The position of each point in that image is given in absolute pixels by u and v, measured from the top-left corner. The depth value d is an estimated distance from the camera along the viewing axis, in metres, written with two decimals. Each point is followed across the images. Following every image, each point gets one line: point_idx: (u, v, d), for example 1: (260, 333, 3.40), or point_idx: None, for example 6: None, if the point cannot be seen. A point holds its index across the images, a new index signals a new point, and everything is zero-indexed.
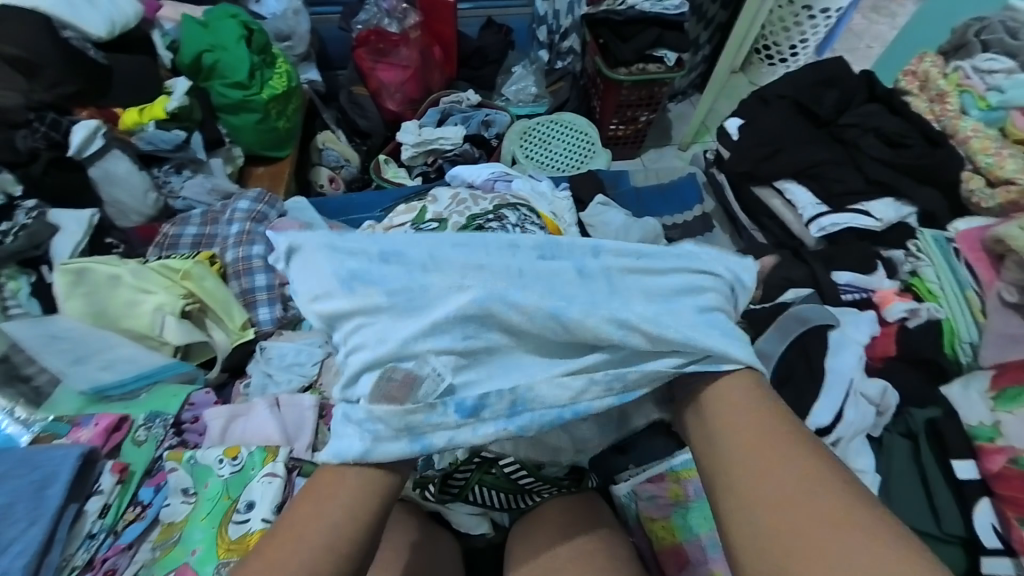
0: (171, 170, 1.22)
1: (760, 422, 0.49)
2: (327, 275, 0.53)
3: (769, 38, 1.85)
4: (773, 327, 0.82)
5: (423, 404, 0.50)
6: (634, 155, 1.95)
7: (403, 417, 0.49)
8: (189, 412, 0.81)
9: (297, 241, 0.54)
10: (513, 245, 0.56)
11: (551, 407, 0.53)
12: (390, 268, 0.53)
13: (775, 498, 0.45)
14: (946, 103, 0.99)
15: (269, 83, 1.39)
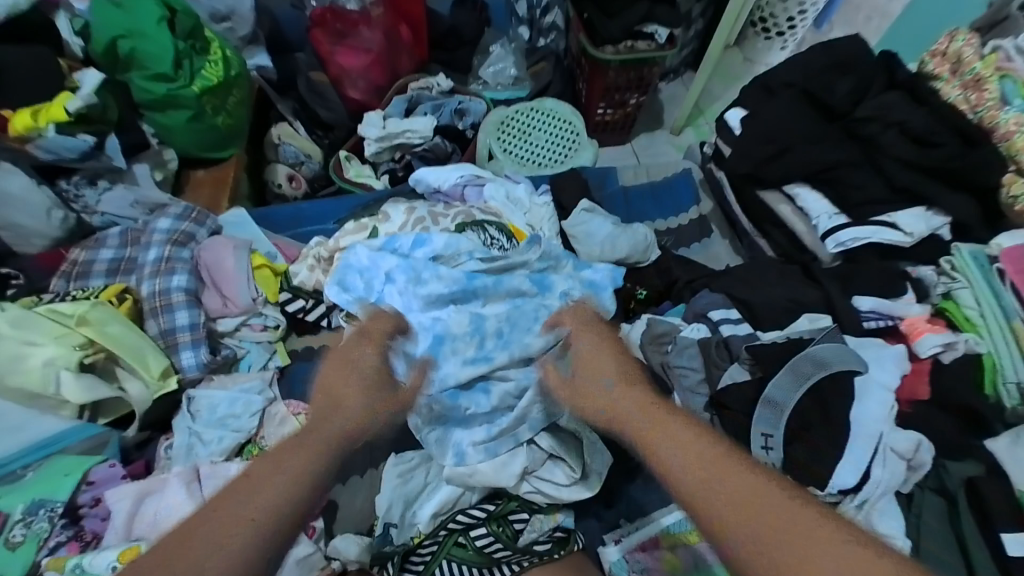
0: (83, 182, 1.06)
1: (631, 397, 0.59)
2: (379, 267, 0.78)
3: (765, 10, 1.69)
4: (784, 368, 0.71)
5: (398, 274, 0.77)
6: (623, 141, 1.79)
7: (386, 289, 0.77)
8: (87, 494, 0.67)
9: (361, 250, 0.80)
10: (469, 255, 0.81)
11: (459, 276, 0.78)
12: (419, 269, 0.78)
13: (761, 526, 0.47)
14: (982, 91, 0.84)
15: (201, 74, 1.20)
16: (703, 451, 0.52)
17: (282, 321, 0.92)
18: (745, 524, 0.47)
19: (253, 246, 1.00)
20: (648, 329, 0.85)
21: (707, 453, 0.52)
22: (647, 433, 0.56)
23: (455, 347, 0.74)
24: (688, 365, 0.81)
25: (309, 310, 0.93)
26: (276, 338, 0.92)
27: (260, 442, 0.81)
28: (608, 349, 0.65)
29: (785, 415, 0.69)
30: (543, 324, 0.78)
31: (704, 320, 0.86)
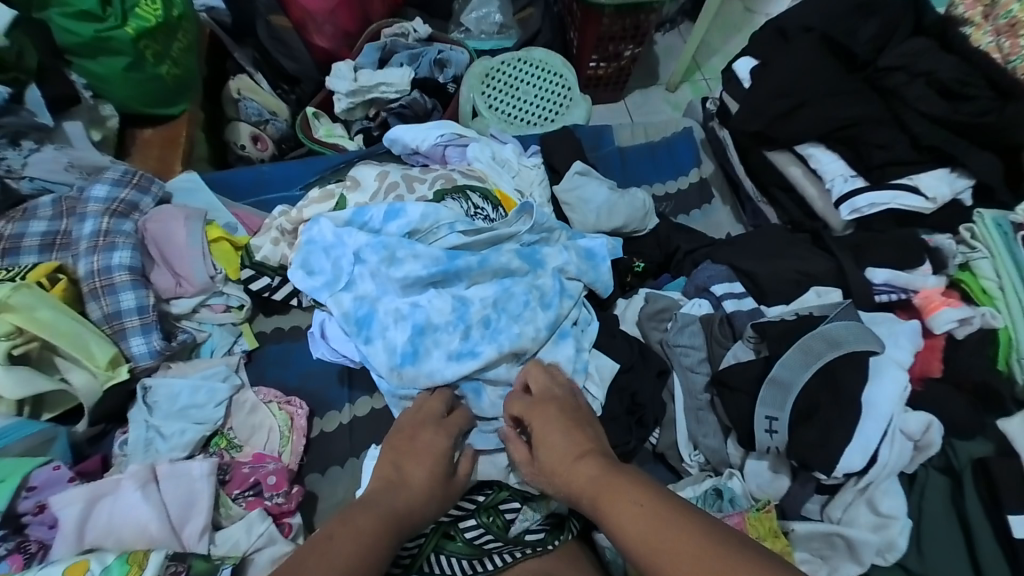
0: (3, 142, 0.92)
1: (580, 466, 0.55)
2: (346, 245, 0.69)
3: None
4: (794, 347, 0.67)
5: (369, 255, 0.68)
6: (616, 100, 1.66)
7: (357, 269, 0.68)
8: (28, 501, 0.60)
9: (328, 225, 0.70)
10: (450, 228, 0.72)
11: (439, 255, 0.69)
12: (392, 248, 0.68)
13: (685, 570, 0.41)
14: (1018, 36, 0.74)
15: (136, 11, 1.03)
16: (659, 511, 0.46)
17: (247, 301, 0.85)
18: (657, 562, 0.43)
19: (208, 216, 0.89)
20: (646, 304, 0.82)
21: (664, 514, 0.46)
22: (600, 501, 0.51)
23: (435, 332, 0.68)
24: (689, 343, 0.77)
25: (277, 288, 0.86)
26: (241, 319, 0.84)
27: (229, 434, 0.75)
28: (564, 419, 0.61)
29: (791, 394, 0.65)
30: (534, 307, 0.71)
31: (706, 295, 0.80)
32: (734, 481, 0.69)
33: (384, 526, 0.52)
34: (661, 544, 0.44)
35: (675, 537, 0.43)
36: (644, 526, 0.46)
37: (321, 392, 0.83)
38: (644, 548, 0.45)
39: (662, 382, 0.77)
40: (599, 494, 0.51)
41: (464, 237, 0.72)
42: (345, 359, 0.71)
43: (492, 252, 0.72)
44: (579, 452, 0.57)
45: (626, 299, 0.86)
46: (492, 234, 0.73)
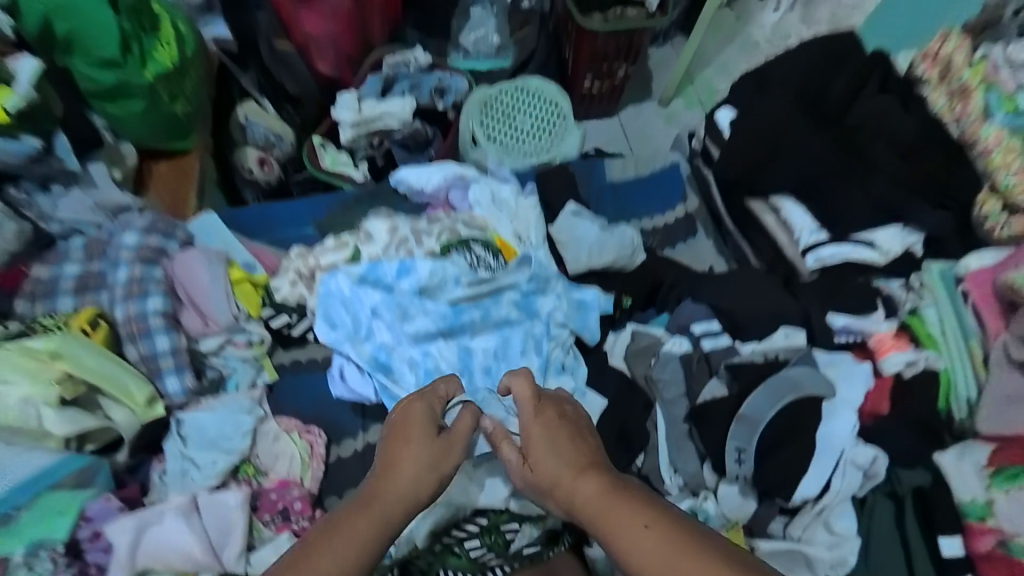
0: (34, 187, 0.99)
1: (585, 484, 0.55)
2: (363, 301, 0.79)
3: None
4: (762, 386, 0.77)
5: (384, 311, 0.78)
6: (611, 112, 1.72)
7: (373, 323, 0.79)
8: (85, 530, 0.70)
9: (346, 283, 0.79)
10: (455, 283, 0.81)
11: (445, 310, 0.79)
12: (404, 305, 0.78)
13: None
14: (967, 100, 0.84)
15: (154, 57, 1.10)
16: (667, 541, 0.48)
17: (266, 336, 0.92)
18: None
19: (228, 256, 0.96)
20: (633, 340, 0.89)
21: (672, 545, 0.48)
22: (602, 525, 0.52)
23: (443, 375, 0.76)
24: (670, 379, 0.84)
25: (295, 325, 0.93)
26: (261, 354, 0.91)
27: (257, 462, 0.83)
28: (561, 433, 0.61)
29: (757, 430, 0.75)
30: (530, 353, 0.81)
31: (686, 333, 0.88)
32: (708, 504, 0.77)
33: (382, 524, 0.54)
34: (672, 573, 0.46)
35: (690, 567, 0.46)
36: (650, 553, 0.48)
37: (334, 420, 0.90)
38: (655, 575, 0.47)
39: (648, 413, 0.85)
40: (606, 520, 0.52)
41: (467, 291, 0.80)
42: (360, 398, 0.79)
43: (492, 305, 0.81)
44: (578, 469, 0.57)
45: (614, 333, 0.93)
46: (493, 287, 0.82)
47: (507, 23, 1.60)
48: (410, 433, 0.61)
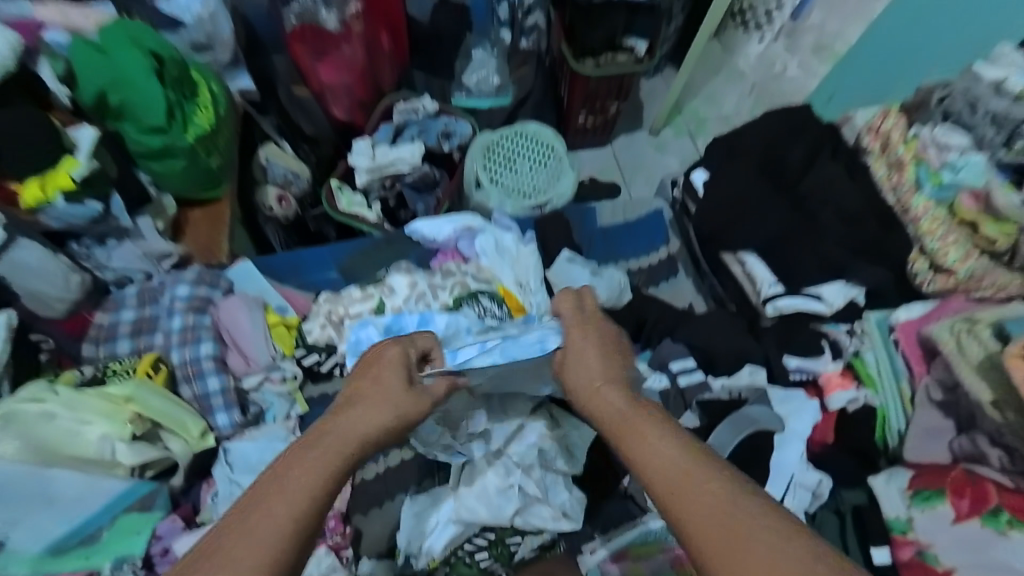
0: (92, 242, 1.12)
1: (614, 398, 0.64)
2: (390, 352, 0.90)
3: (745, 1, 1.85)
4: (727, 420, 0.90)
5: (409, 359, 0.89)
6: (605, 142, 1.86)
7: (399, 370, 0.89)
8: (156, 545, 0.83)
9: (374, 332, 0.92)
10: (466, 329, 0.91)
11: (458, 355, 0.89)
12: None
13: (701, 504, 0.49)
14: (902, 173, 0.99)
15: (194, 120, 1.22)
16: (679, 447, 0.55)
17: (298, 372, 1.03)
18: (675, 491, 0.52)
19: (264, 301, 1.08)
20: None
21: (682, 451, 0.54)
22: (622, 432, 0.60)
23: (458, 417, 0.88)
24: None
25: (323, 362, 1.04)
26: (293, 388, 1.03)
27: None
28: (598, 348, 0.71)
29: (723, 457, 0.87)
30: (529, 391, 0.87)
31: (666, 369, 1.00)
32: None
33: (353, 440, 0.60)
34: (681, 474, 0.52)
35: (696, 484, 0.51)
36: (660, 461, 0.54)
37: None
38: (663, 473, 0.53)
39: None
40: (626, 425, 0.59)
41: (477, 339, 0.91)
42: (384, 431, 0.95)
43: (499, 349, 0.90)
44: (603, 381, 0.67)
45: None
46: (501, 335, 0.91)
47: (506, 63, 1.72)
48: (377, 366, 0.68)
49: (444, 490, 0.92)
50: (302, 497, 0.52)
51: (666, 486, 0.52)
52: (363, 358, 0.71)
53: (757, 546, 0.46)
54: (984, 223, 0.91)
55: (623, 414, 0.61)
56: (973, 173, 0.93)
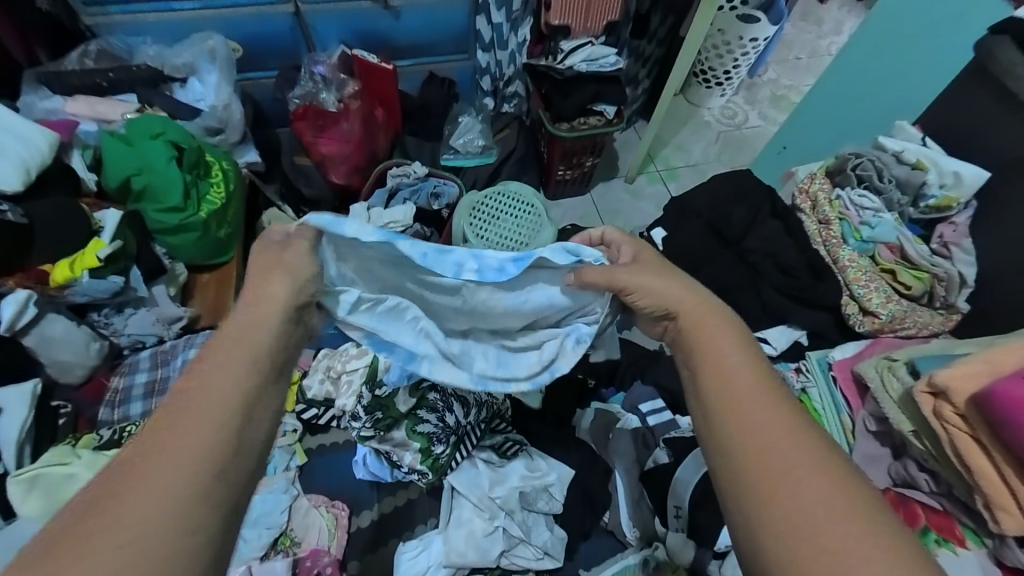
0: (110, 311, 1.22)
1: (711, 311, 0.62)
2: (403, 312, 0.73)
3: (706, 64, 2.06)
4: (688, 457, 1.01)
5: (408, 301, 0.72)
6: (583, 191, 1.98)
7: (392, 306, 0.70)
8: None
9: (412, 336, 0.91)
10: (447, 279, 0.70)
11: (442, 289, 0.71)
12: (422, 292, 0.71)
13: (748, 422, 0.53)
14: (830, 229, 1.13)
15: (207, 198, 1.32)
16: (750, 375, 0.56)
17: (298, 426, 1.13)
18: (721, 409, 0.55)
19: None
20: (596, 417, 1.14)
21: (749, 379, 0.56)
22: (697, 329, 0.61)
23: (445, 463, 0.99)
24: (622, 449, 1.08)
25: (322, 415, 1.13)
26: (294, 440, 1.12)
27: (291, 533, 1.01)
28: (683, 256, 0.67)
29: (688, 491, 0.97)
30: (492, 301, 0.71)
31: (636, 411, 1.14)
32: (659, 551, 0.97)
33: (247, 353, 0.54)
34: (744, 395, 0.54)
35: (752, 406, 0.53)
36: (732, 373, 0.56)
37: (354, 494, 1.08)
38: (719, 383, 0.56)
39: (608, 478, 1.06)
40: (700, 335, 0.60)
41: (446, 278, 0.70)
42: (378, 477, 1.05)
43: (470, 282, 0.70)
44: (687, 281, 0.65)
45: (581, 410, 1.16)
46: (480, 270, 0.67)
47: (490, 127, 1.83)
48: (277, 270, 0.60)
49: (434, 533, 1.00)
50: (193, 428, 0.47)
51: (719, 395, 0.55)
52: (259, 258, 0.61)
53: (783, 461, 0.49)
54: (900, 271, 1.07)
55: (707, 322, 0.61)
56: (886, 229, 1.07)
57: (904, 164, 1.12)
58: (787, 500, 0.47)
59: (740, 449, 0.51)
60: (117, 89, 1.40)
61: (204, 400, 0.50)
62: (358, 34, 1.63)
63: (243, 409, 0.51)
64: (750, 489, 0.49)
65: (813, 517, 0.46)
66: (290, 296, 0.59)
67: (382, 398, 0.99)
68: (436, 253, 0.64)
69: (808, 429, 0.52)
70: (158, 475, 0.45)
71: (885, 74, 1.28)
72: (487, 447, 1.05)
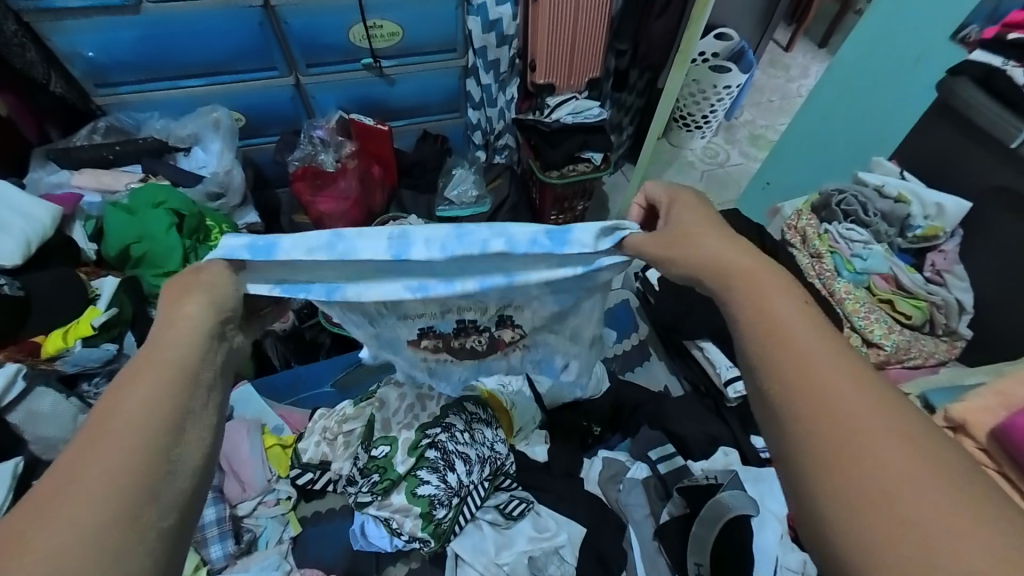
0: (103, 380, 1.17)
1: (771, 281, 0.52)
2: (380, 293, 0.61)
3: (685, 110, 2.16)
4: (698, 521, 0.91)
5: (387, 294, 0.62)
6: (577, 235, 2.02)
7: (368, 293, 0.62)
8: None
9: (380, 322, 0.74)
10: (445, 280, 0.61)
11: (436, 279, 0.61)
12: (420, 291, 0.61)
13: (825, 403, 0.43)
14: (823, 263, 1.14)
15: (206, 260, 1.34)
16: (825, 348, 0.46)
17: (292, 492, 1.07)
18: (784, 388, 0.45)
19: (262, 422, 1.15)
20: (604, 468, 1.09)
21: (825, 353, 0.46)
22: (751, 294, 0.51)
23: (447, 528, 0.92)
24: (636, 502, 1.03)
25: (318, 480, 1.05)
26: (287, 509, 1.05)
27: None
28: (734, 244, 0.56)
29: (707, 548, 0.88)
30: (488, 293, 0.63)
31: (645, 459, 1.09)
32: None
33: (177, 358, 0.49)
34: (818, 364, 0.45)
35: (828, 382, 0.44)
36: (800, 340, 0.47)
37: (350, 567, 1.00)
38: (780, 354, 0.47)
39: (621, 534, 1.00)
40: (753, 296, 0.51)
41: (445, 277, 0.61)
42: (377, 547, 0.97)
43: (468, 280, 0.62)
44: (750, 267, 0.53)
45: (588, 460, 1.12)
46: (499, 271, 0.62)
47: (483, 178, 1.87)
48: (191, 291, 0.53)
49: None
50: (125, 441, 0.42)
51: (779, 368, 0.46)
52: (174, 284, 0.55)
53: (881, 451, 0.40)
54: (898, 301, 1.07)
55: (771, 287, 0.51)
56: (878, 261, 1.09)
57: (886, 198, 1.15)
58: (908, 500, 0.37)
59: (825, 438, 0.42)
60: (123, 161, 1.46)
61: (114, 446, 0.42)
62: (356, 99, 1.69)
63: (178, 415, 0.46)
64: (819, 473, 0.41)
65: (902, 494, 0.37)
66: (209, 315, 0.53)
67: (379, 459, 0.94)
68: (457, 241, 0.56)
69: (907, 419, 0.42)
70: (49, 551, 0.36)
71: (857, 113, 1.35)
72: (492, 507, 0.99)
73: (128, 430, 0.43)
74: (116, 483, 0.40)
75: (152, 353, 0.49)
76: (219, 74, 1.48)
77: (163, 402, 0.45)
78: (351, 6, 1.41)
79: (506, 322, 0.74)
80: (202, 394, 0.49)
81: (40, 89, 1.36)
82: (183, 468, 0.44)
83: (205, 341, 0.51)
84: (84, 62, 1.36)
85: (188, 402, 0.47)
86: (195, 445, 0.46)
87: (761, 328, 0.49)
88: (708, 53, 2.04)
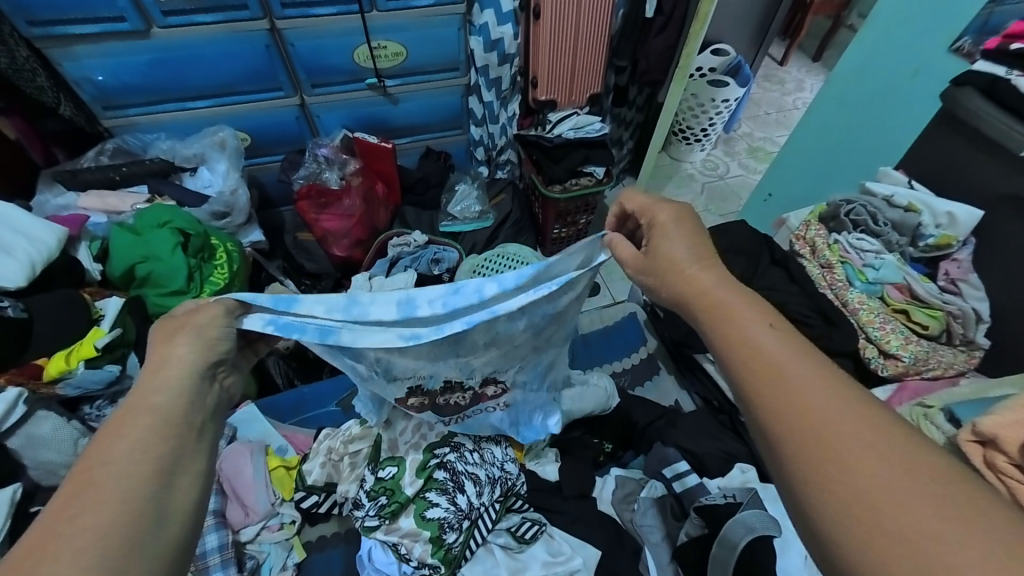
0: (105, 403, 1.15)
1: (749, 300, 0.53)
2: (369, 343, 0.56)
3: (683, 123, 2.18)
4: (717, 543, 0.86)
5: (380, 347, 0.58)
6: None
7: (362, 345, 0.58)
8: None
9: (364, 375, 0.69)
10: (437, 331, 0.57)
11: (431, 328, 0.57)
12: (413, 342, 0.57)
13: (805, 420, 0.43)
14: (833, 273, 1.13)
15: (210, 279, 1.34)
16: (801, 361, 0.47)
17: (297, 517, 1.03)
18: (763, 405, 0.46)
19: (266, 443, 1.13)
20: (617, 487, 1.07)
21: (802, 366, 0.46)
22: (726, 310, 0.53)
23: (458, 554, 0.89)
24: (651, 523, 0.99)
25: (322, 503, 1.02)
26: (292, 534, 1.03)
27: None
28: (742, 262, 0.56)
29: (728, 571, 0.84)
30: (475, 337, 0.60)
31: (660, 477, 1.06)
32: None
33: (168, 403, 0.48)
34: (792, 379, 0.45)
35: (809, 398, 0.44)
36: (773, 353, 0.48)
37: None
38: (755, 370, 0.47)
39: (637, 558, 0.97)
40: (729, 312, 0.52)
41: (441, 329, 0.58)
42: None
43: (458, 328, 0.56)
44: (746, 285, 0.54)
45: (600, 480, 1.09)
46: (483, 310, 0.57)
47: (486, 193, 1.88)
48: (183, 330, 0.53)
49: None
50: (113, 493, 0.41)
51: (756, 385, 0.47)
52: (167, 324, 0.54)
53: (872, 467, 0.39)
54: (914, 312, 1.05)
55: (747, 304, 0.52)
56: (891, 271, 1.08)
57: (896, 208, 1.15)
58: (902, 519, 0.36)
59: (810, 458, 0.42)
60: (128, 182, 1.46)
61: (102, 498, 0.40)
62: (360, 119, 1.70)
63: (169, 465, 0.45)
64: (819, 496, 0.40)
65: (908, 512, 0.36)
66: (200, 357, 0.52)
67: (386, 481, 0.90)
68: (455, 295, 0.55)
69: (894, 429, 0.41)
70: None
71: (855, 128, 1.39)
72: (503, 531, 0.96)
73: (116, 480, 0.42)
74: (98, 535, 0.39)
75: (139, 397, 0.48)
76: (226, 96, 1.49)
77: (152, 451, 0.45)
78: (355, 28, 1.43)
79: (491, 382, 0.73)
80: (190, 439, 0.48)
81: (49, 112, 1.36)
82: (171, 516, 0.43)
83: (195, 383, 0.51)
84: (94, 87, 1.37)
85: (175, 449, 0.46)
86: (183, 493, 0.45)
87: (737, 344, 0.50)
88: (705, 68, 2.08)
